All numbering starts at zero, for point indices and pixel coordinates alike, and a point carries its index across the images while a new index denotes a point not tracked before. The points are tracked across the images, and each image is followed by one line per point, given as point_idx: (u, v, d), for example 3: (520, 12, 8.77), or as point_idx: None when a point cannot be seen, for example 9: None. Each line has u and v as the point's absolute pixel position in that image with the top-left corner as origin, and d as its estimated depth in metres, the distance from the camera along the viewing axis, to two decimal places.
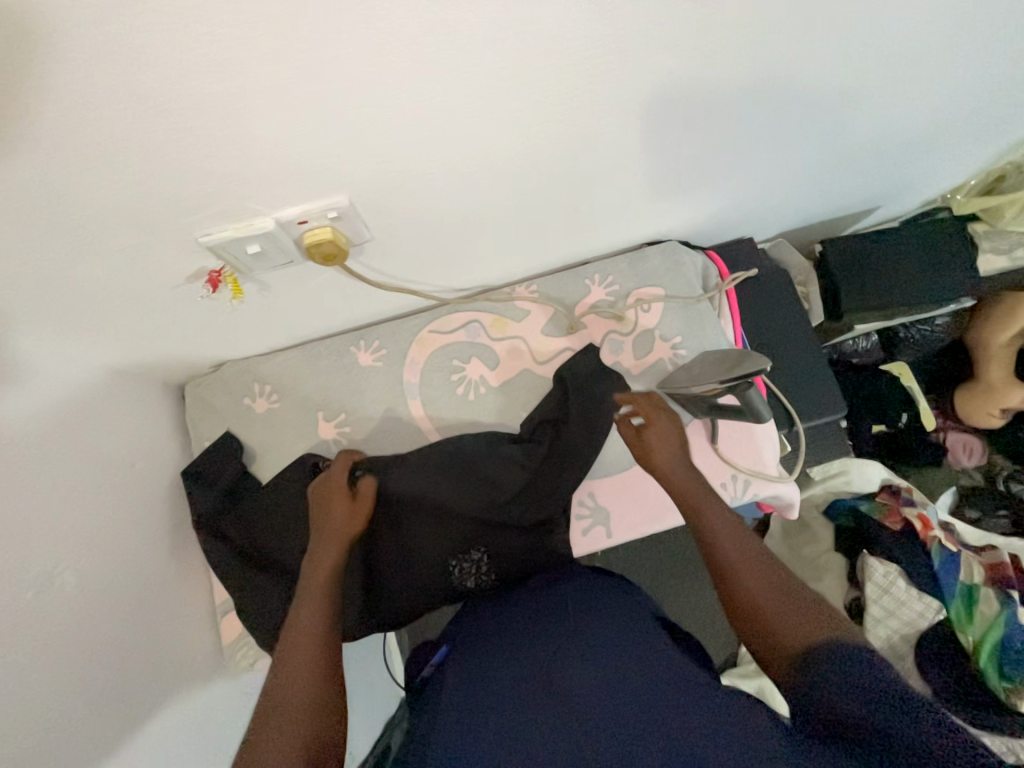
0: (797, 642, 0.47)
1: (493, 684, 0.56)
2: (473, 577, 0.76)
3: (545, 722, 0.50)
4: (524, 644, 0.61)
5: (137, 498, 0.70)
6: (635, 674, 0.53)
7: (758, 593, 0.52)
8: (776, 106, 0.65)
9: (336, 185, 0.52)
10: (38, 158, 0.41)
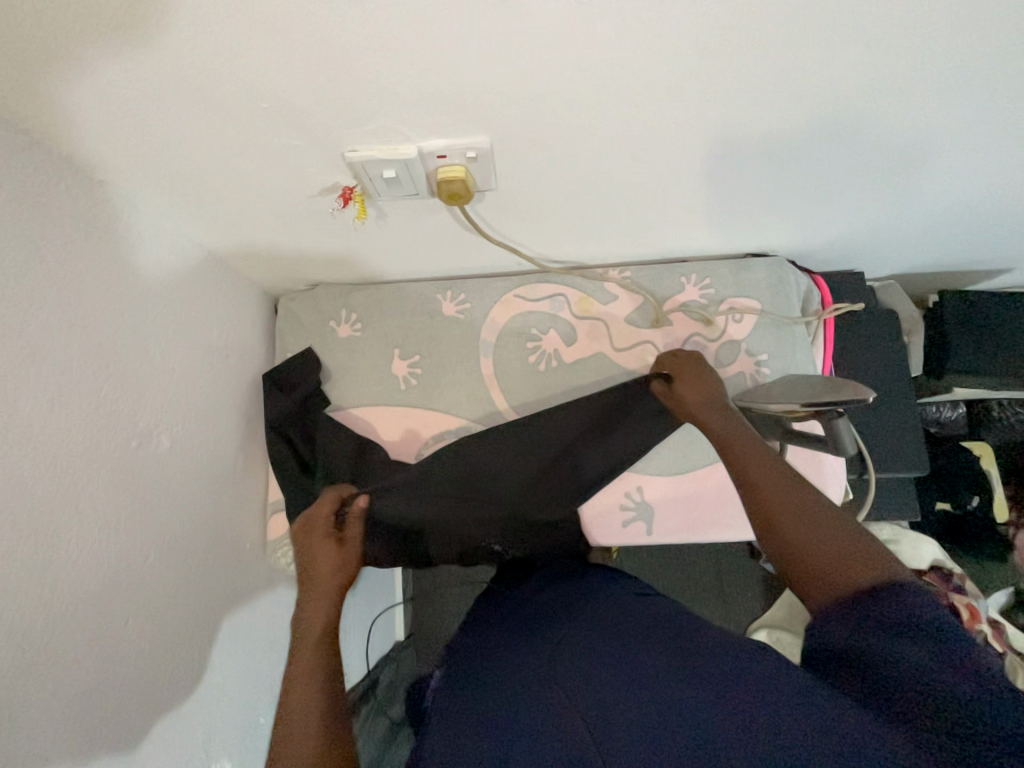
0: (836, 581, 0.44)
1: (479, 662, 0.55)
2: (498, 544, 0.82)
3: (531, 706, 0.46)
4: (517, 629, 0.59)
5: (224, 387, 0.76)
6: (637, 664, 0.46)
7: (795, 528, 0.49)
8: (941, 138, 0.60)
9: (480, 126, 0.53)
10: (234, 48, 0.44)
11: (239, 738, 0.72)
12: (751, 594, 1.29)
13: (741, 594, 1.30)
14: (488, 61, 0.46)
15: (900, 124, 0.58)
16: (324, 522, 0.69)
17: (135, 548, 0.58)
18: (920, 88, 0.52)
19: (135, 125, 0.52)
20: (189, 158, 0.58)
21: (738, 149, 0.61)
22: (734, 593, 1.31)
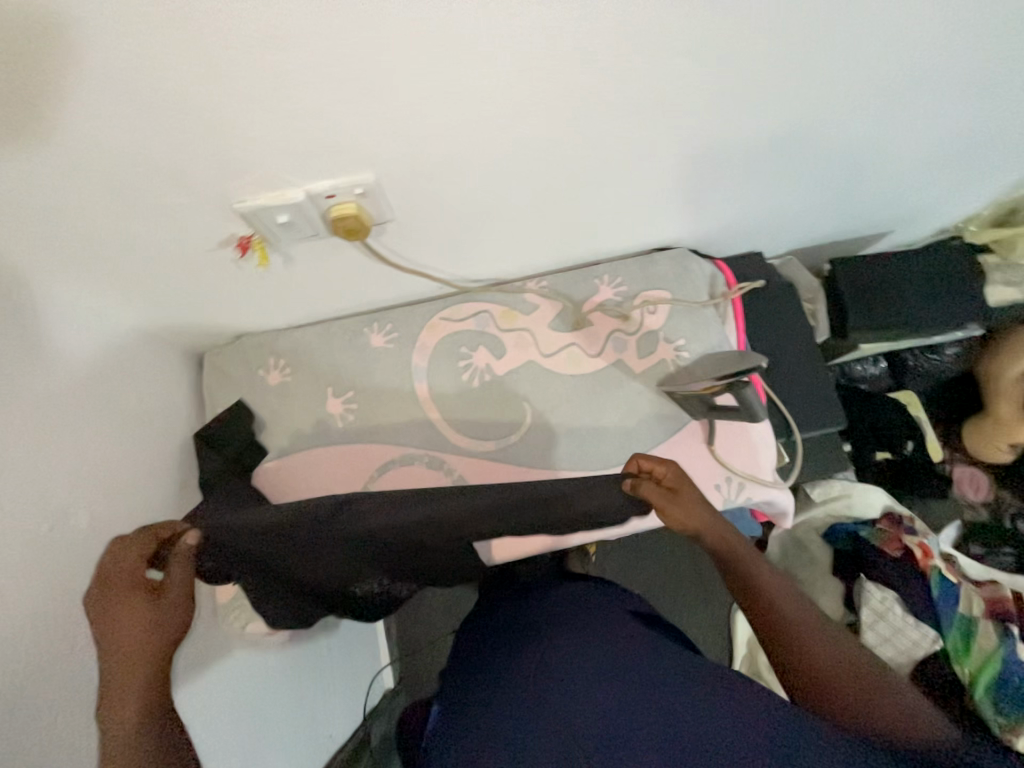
0: (882, 718, 0.55)
1: (496, 704, 0.62)
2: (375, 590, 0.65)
3: (535, 732, 0.56)
4: (513, 663, 0.67)
5: (150, 453, 0.74)
6: (619, 684, 0.59)
7: (838, 673, 0.58)
8: (783, 124, 0.68)
9: (362, 163, 0.56)
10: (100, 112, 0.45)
11: None
12: None
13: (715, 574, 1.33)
14: (356, 99, 0.49)
15: (747, 112, 0.64)
16: (131, 573, 0.49)
17: (62, 637, 0.54)
18: (751, 78, 0.59)
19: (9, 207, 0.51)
20: (74, 228, 0.57)
21: (614, 155, 0.66)
22: (709, 574, 1.34)
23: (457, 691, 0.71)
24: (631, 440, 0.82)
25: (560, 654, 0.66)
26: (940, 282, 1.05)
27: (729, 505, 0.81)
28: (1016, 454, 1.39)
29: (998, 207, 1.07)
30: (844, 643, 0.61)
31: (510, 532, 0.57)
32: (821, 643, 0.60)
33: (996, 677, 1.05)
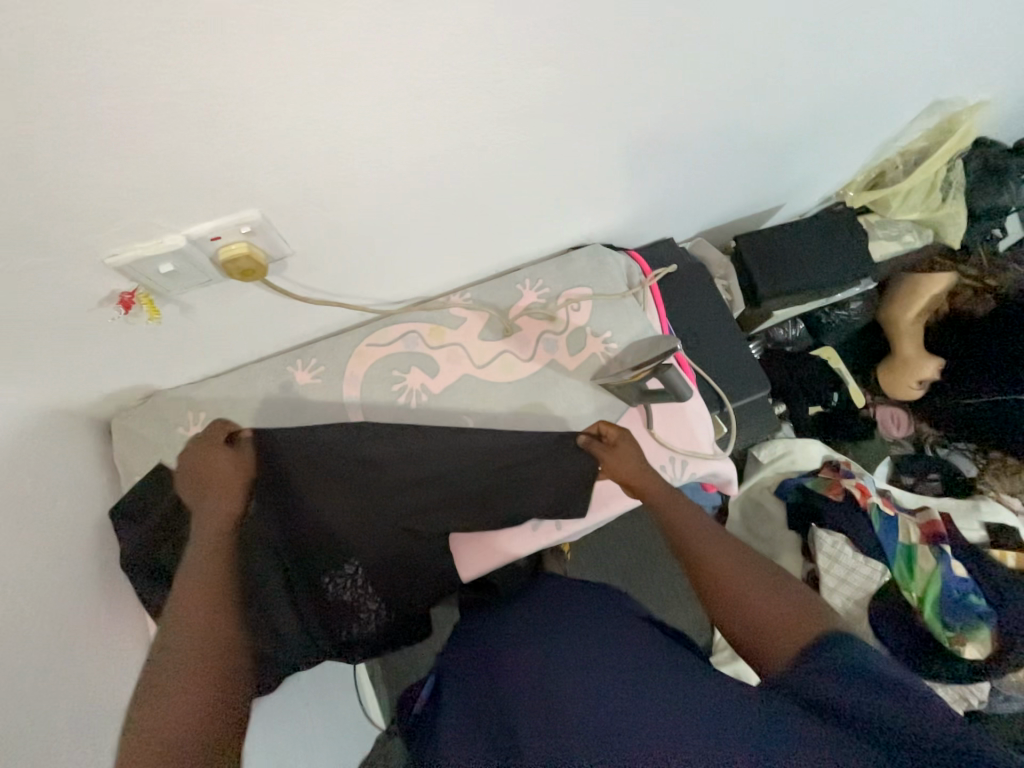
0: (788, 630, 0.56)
1: (498, 700, 0.68)
2: (348, 592, 0.80)
3: (536, 724, 0.61)
4: (512, 666, 0.72)
5: (59, 540, 0.66)
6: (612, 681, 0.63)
7: (751, 594, 0.60)
8: (657, 118, 0.73)
9: (246, 199, 0.54)
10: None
11: None
12: None
13: None
14: (222, 133, 0.46)
15: (624, 108, 0.68)
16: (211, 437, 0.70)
17: None
18: (618, 77, 0.63)
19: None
20: None
21: (507, 164, 0.68)
22: None
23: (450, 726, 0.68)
24: (574, 436, 0.83)
25: (562, 676, 0.66)
26: (831, 244, 1.14)
27: (677, 483, 0.83)
28: (925, 389, 1.52)
29: (868, 171, 1.18)
30: (770, 571, 0.63)
31: (462, 491, 0.81)
32: (736, 571, 0.63)
33: (938, 593, 1.15)
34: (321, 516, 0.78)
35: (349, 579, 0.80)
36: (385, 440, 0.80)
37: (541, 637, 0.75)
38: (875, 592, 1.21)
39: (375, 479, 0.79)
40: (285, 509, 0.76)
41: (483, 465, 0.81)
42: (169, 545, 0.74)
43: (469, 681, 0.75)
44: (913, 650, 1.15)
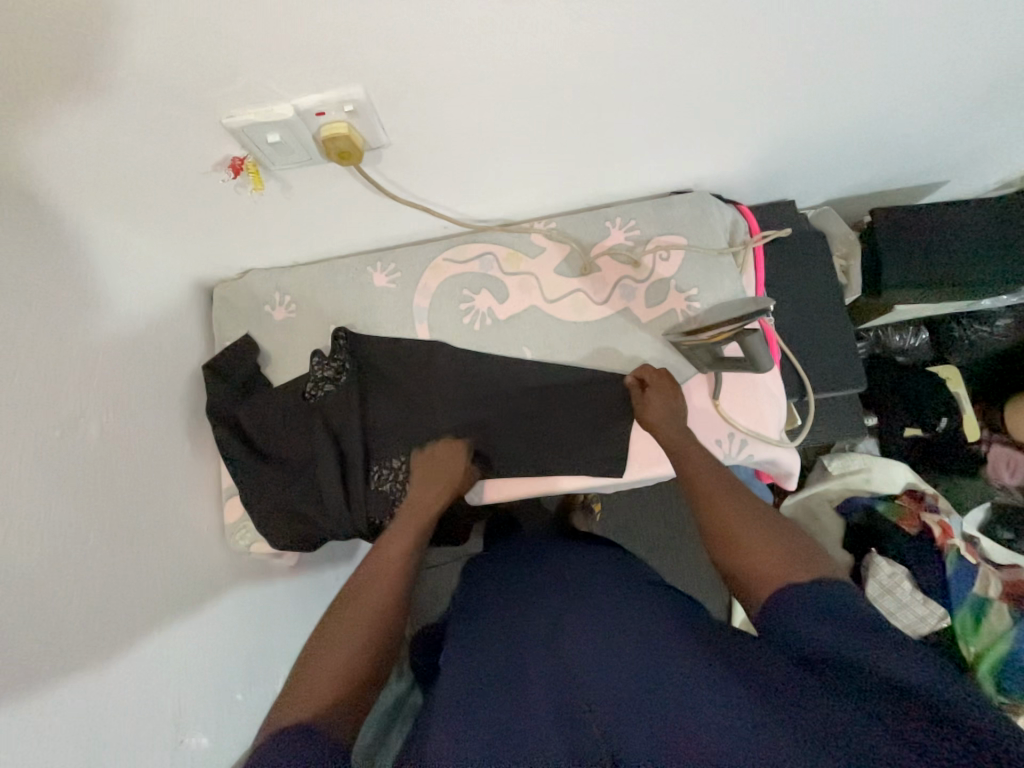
0: (780, 574, 0.56)
1: (492, 637, 0.70)
2: (389, 481, 0.82)
3: (533, 664, 0.62)
4: (520, 609, 0.74)
5: (160, 379, 0.76)
6: (621, 631, 0.62)
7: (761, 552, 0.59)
8: (809, 54, 0.62)
9: (350, 77, 0.53)
10: (94, 29, 0.44)
11: (221, 717, 0.75)
12: None
13: None
14: (342, 1, 0.45)
15: (780, 29, 0.58)
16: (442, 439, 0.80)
17: (74, 530, 0.59)
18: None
19: (21, 133, 0.52)
20: (69, 157, 0.57)
21: (624, 81, 0.62)
22: None
23: (453, 662, 0.68)
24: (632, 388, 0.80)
25: (576, 636, 0.63)
26: (995, 237, 0.94)
27: (729, 462, 0.78)
28: None
29: None
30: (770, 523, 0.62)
31: (508, 413, 0.82)
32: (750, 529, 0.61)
33: (1003, 656, 1.03)
34: (377, 407, 0.83)
35: (393, 469, 0.83)
36: (444, 347, 0.83)
37: (565, 592, 0.74)
38: (925, 635, 1.09)
39: (431, 387, 0.83)
40: (362, 395, 0.82)
41: (534, 396, 0.82)
42: (245, 404, 0.82)
43: (475, 625, 0.75)
44: None
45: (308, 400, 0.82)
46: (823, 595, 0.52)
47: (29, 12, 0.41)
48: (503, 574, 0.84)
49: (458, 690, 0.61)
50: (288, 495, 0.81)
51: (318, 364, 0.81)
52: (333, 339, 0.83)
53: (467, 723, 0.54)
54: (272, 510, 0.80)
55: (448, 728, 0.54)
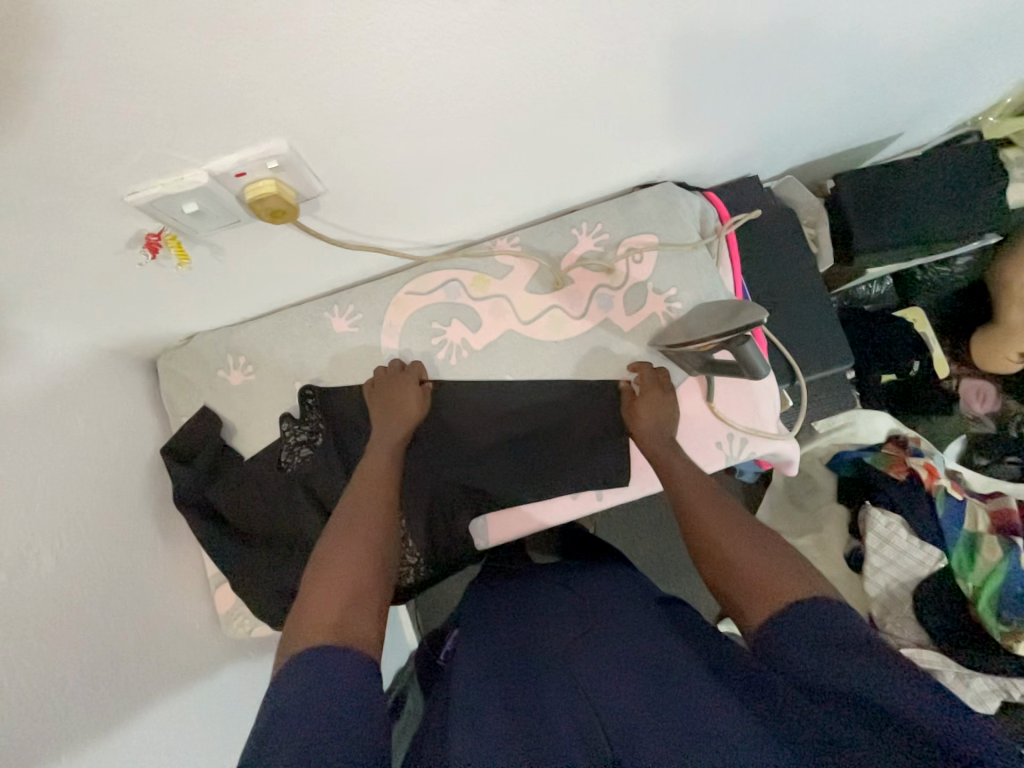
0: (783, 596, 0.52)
1: (499, 653, 0.65)
2: None
3: (548, 687, 0.56)
4: (530, 628, 0.69)
5: (114, 479, 0.68)
6: (641, 651, 0.57)
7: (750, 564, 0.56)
8: (764, 30, 0.58)
9: (271, 128, 0.46)
10: None
11: None
12: None
13: None
14: (245, 49, 0.38)
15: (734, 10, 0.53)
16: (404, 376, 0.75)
17: (51, 680, 0.53)
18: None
19: None
20: None
21: (574, 81, 0.56)
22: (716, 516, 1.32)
23: (459, 671, 0.63)
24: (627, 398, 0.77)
25: (593, 661, 0.58)
26: (955, 187, 0.94)
27: (732, 462, 0.77)
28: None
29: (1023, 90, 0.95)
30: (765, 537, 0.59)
31: (502, 447, 0.78)
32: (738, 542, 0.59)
33: (999, 586, 1.06)
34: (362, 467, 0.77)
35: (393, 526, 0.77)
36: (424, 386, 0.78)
37: (583, 612, 0.70)
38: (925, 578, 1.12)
39: (419, 433, 0.78)
40: (343, 454, 0.76)
41: (526, 426, 0.78)
42: (217, 484, 0.75)
43: (477, 643, 0.69)
44: (954, 635, 1.09)
45: (286, 469, 0.75)
46: (828, 619, 0.48)
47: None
48: (503, 593, 0.81)
49: (463, 708, 0.54)
50: (282, 574, 0.75)
51: (290, 430, 0.76)
52: (301, 398, 0.76)
53: (480, 743, 0.48)
54: (268, 594, 0.74)
55: (462, 748, 0.47)
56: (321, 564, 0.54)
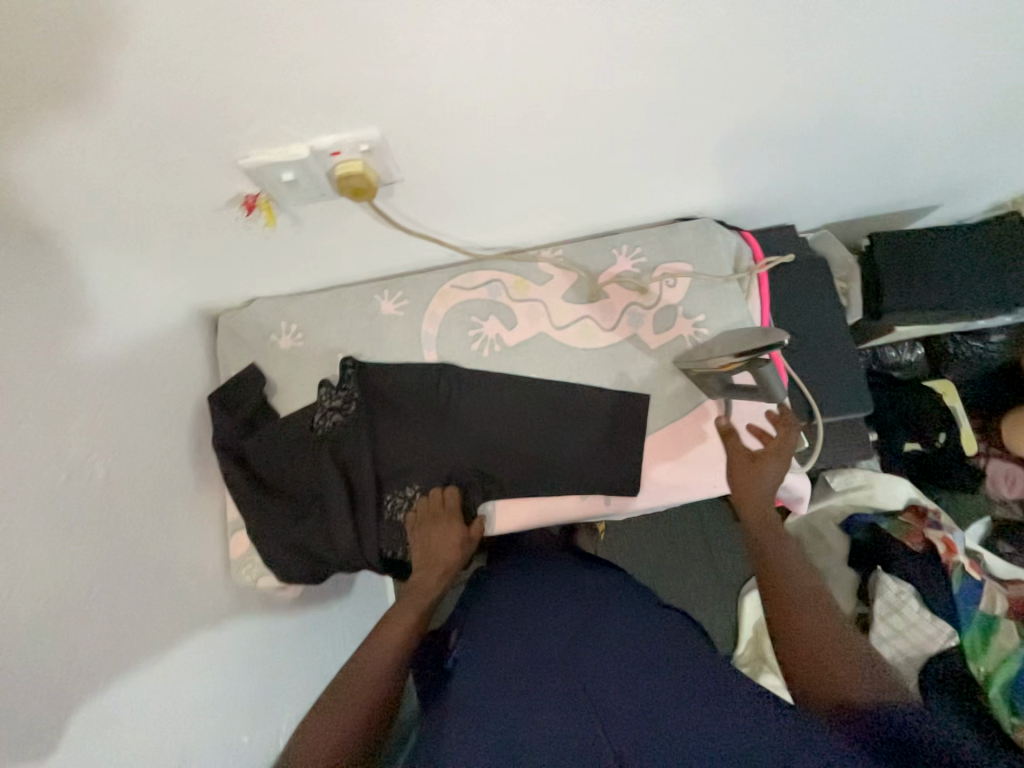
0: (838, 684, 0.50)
1: (501, 647, 0.67)
2: (404, 512, 0.80)
3: (548, 682, 0.59)
4: (530, 622, 0.71)
5: (165, 412, 0.75)
6: (640, 659, 0.60)
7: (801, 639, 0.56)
8: (810, 93, 0.64)
9: (368, 116, 0.53)
10: (115, 67, 0.43)
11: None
12: (736, 557, 1.29)
13: (727, 557, 1.30)
14: (364, 44, 0.46)
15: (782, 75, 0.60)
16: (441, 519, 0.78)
17: (84, 578, 0.57)
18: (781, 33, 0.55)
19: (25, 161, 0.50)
20: (79, 190, 0.56)
21: (635, 113, 0.62)
22: (722, 555, 1.30)
23: (466, 673, 0.66)
24: (646, 410, 0.80)
25: (593, 660, 0.61)
26: (990, 261, 0.96)
27: None
28: None
29: None
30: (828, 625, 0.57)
31: (520, 440, 0.81)
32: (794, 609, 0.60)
33: (1012, 678, 1.02)
34: (387, 440, 0.81)
35: (408, 500, 0.81)
36: (456, 372, 0.83)
37: (579, 609, 0.72)
38: (934, 654, 1.08)
39: (444, 416, 0.82)
40: (370, 424, 0.81)
41: (546, 424, 0.81)
42: (253, 435, 0.81)
43: (483, 641, 0.70)
44: (966, 725, 1.02)
45: (318, 430, 0.81)
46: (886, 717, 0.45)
47: (48, 56, 0.40)
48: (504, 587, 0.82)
49: (468, 714, 0.58)
50: (297, 528, 0.79)
51: (326, 395, 0.81)
52: (341, 368, 0.82)
53: (471, 755, 0.51)
54: (282, 546, 0.78)
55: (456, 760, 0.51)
56: (321, 714, 0.60)
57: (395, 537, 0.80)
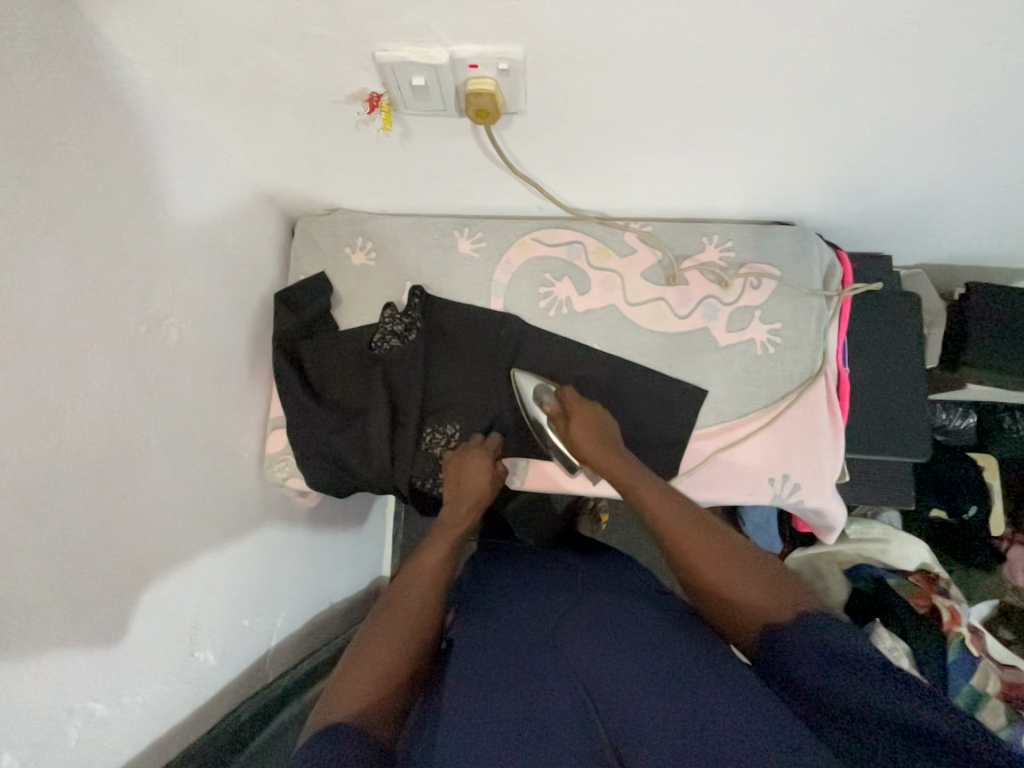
0: (769, 618, 0.54)
1: (496, 625, 0.64)
2: (439, 447, 0.82)
3: (547, 666, 0.56)
4: (525, 604, 0.68)
5: (236, 296, 0.76)
6: (644, 646, 0.57)
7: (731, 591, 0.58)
8: (964, 119, 0.60)
9: (516, 33, 0.51)
10: None
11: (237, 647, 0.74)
12: None
13: None
14: None
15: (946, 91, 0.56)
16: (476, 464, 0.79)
17: (144, 432, 0.59)
18: (973, 46, 0.50)
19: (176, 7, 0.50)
20: (214, 53, 0.56)
21: (779, 98, 0.59)
22: None
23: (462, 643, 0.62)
24: (699, 404, 0.79)
25: (586, 645, 0.58)
26: None
27: (776, 501, 0.78)
28: None
29: None
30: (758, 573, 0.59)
31: None
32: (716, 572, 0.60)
33: None
34: (437, 375, 0.82)
35: (446, 436, 0.82)
36: (518, 325, 0.82)
37: (573, 594, 0.70)
38: None
39: (497, 366, 0.82)
40: (427, 356, 0.82)
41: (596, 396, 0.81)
42: (311, 340, 0.82)
43: (480, 625, 0.65)
44: None
45: (374, 350, 0.82)
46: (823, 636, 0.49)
47: None
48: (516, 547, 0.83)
49: (466, 695, 0.53)
50: (335, 438, 0.80)
51: (389, 318, 0.81)
52: (408, 296, 0.82)
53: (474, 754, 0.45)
54: (319, 451, 0.80)
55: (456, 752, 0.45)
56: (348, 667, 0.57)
57: (427, 469, 0.82)
